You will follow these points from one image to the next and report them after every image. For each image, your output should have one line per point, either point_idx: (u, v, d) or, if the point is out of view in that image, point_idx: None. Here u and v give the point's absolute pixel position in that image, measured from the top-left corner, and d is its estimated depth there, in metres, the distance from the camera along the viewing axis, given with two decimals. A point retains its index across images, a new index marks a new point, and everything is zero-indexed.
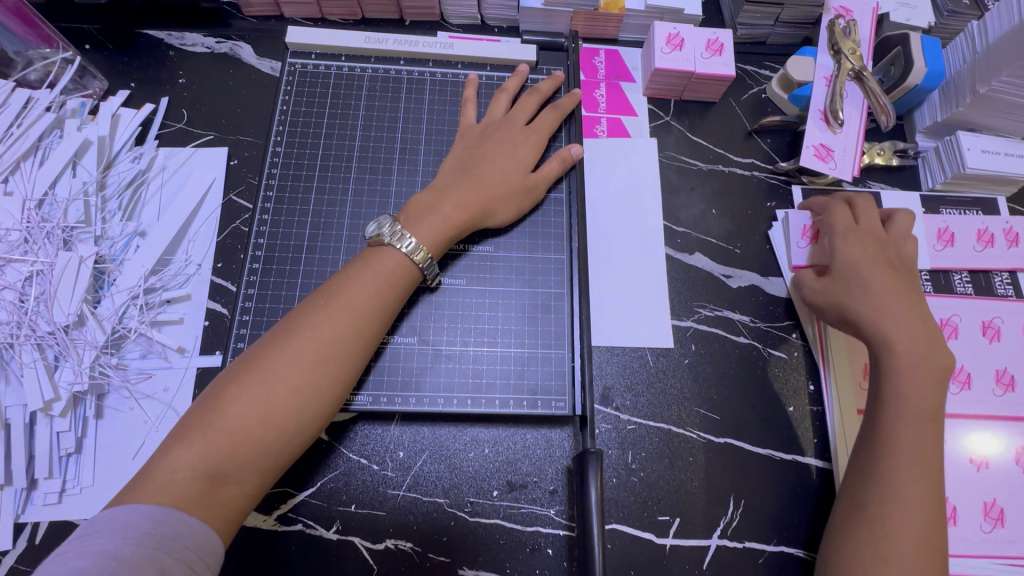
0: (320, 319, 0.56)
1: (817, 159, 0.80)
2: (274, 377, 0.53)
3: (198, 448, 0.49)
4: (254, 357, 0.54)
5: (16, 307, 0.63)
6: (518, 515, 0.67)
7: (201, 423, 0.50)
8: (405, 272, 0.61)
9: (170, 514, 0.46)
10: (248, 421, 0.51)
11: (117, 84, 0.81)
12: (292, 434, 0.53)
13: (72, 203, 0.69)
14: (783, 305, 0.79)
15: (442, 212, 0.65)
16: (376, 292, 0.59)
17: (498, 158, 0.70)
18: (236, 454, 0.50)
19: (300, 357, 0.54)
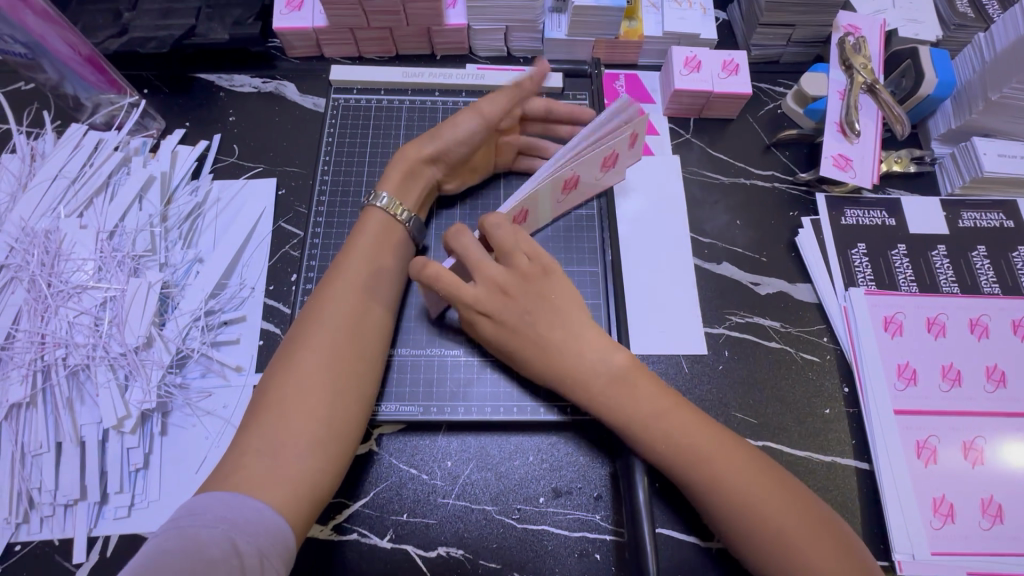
0: (332, 293, 0.63)
1: (837, 168, 0.83)
2: (308, 350, 0.59)
3: (260, 428, 0.55)
4: (288, 344, 0.60)
5: (91, 331, 0.68)
6: (564, 521, 0.68)
7: (259, 411, 0.56)
8: (394, 231, 0.69)
9: (243, 499, 0.50)
10: (296, 392, 0.56)
11: (175, 123, 0.88)
12: (338, 392, 0.58)
13: (139, 234, 0.74)
14: (812, 310, 0.82)
15: (405, 165, 0.71)
16: (375, 255, 0.66)
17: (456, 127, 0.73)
18: (295, 426, 0.55)
19: (323, 325, 0.60)
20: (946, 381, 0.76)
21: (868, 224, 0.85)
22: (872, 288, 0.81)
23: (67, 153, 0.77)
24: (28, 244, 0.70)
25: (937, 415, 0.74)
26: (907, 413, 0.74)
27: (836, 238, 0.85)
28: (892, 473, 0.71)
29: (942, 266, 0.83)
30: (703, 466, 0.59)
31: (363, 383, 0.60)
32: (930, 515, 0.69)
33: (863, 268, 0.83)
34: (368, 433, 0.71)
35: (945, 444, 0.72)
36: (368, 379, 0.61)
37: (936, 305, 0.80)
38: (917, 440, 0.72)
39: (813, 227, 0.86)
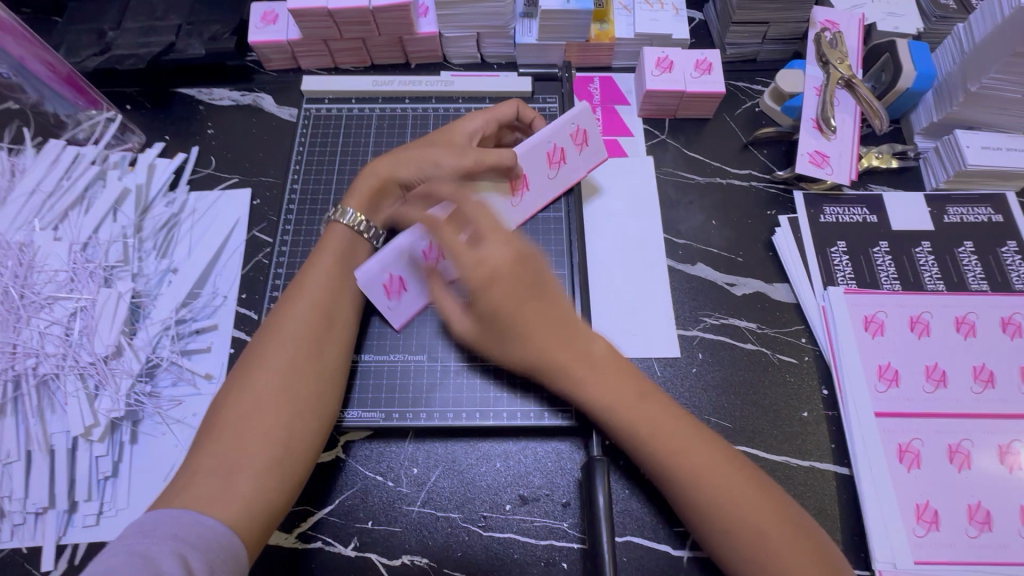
0: (293, 311, 0.63)
1: (813, 165, 0.82)
2: (266, 367, 0.58)
3: (215, 444, 0.54)
4: (247, 361, 0.60)
5: (62, 341, 0.69)
6: (531, 529, 0.67)
7: (214, 430, 0.55)
8: (356, 245, 0.70)
9: (193, 515, 0.50)
10: (253, 408, 0.56)
11: (155, 137, 0.90)
12: (297, 409, 0.58)
13: (112, 245, 0.75)
14: (790, 310, 0.80)
15: (366, 184, 0.71)
16: (339, 271, 0.67)
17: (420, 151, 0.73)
18: (250, 443, 0.55)
19: (283, 339, 0.61)
20: (930, 382, 0.73)
21: (848, 221, 0.83)
22: (852, 286, 0.79)
23: (45, 168, 0.79)
24: (5, 257, 0.72)
25: (920, 418, 0.71)
26: (888, 415, 0.71)
27: (815, 236, 0.82)
28: (872, 478, 0.68)
29: (926, 263, 0.81)
30: (677, 464, 0.57)
31: (323, 398, 0.60)
32: (913, 522, 0.66)
33: (843, 267, 0.80)
34: (335, 440, 0.71)
35: (930, 447, 0.69)
36: (330, 396, 0.61)
37: (920, 303, 0.77)
38: (899, 444, 0.70)
39: (791, 225, 0.84)
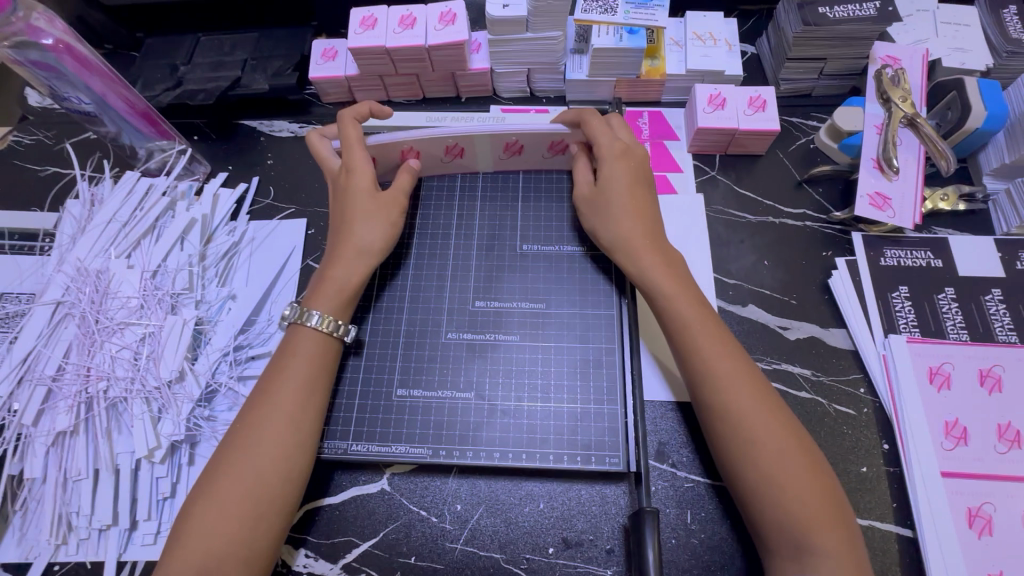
0: (258, 414, 0.62)
1: (873, 208, 0.79)
2: (228, 474, 0.59)
3: (179, 552, 0.55)
4: (212, 469, 0.60)
5: (131, 365, 0.73)
6: (574, 575, 0.66)
7: (180, 538, 0.56)
8: (326, 342, 0.68)
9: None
10: (208, 512, 0.57)
11: (219, 167, 0.95)
12: (258, 513, 0.58)
13: (179, 273, 0.79)
14: (847, 357, 0.76)
15: (332, 281, 0.70)
16: (308, 371, 0.65)
17: (360, 198, 0.73)
18: (221, 549, 0.56)
19: (250, 444, 0.60)
20: (1004, 442, 0.68)
21: (911, 265, 0.80)
22: (916, 335, 0.76)
23: (121, 198, 0.84)
24: (83, 283, 0.77)
25: (992, 480, 0.67)
26: (957, 475, 0.67)
27: (875, 281, 0.79)
28: (939, 543, 0.65)
29: (997, 312, 0.76)
30: (749, 448, 0.59)
31: (286, 500, 0.60)
32: None
33: (906, 314, 0.77)
34: (382, 472, 0.72)
35: (1003, 514, 0.65)
36: (291, 495, 0.60)
37: (991, 355, 0.73)
38: (969, 507, 0.66)
39: (849, 268, 0.81)
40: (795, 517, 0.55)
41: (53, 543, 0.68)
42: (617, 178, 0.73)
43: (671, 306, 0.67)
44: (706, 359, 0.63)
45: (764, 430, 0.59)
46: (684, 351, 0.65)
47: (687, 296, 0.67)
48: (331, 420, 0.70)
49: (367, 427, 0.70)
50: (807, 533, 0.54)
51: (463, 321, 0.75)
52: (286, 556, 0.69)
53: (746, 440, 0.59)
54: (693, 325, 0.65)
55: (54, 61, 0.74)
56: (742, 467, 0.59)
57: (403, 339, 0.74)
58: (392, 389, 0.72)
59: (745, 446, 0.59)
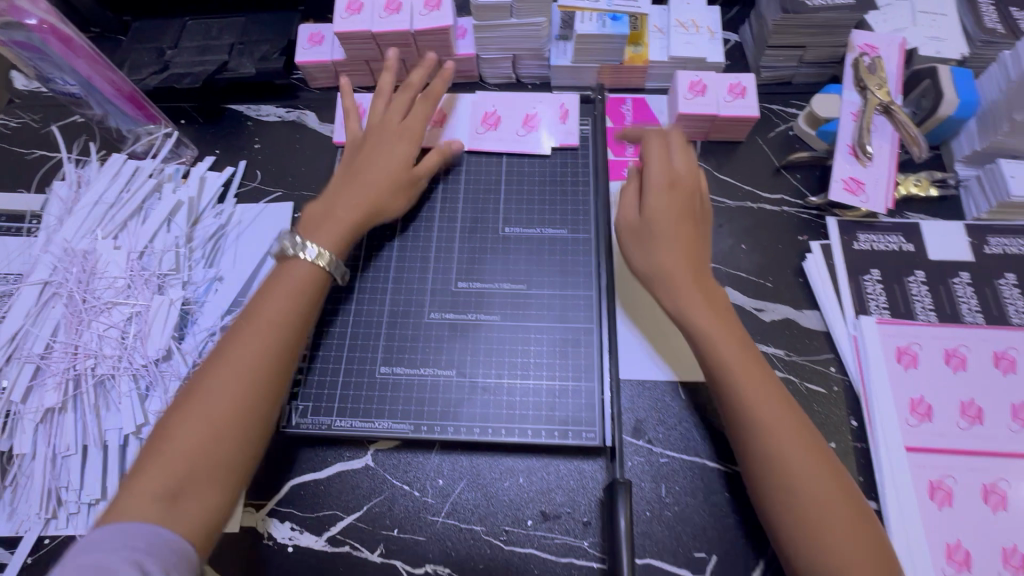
0: (243, 337, 0.62)
1: (847, 193, 0.81)
2: (210, 394, 0.59)
3: (147, 473, 0.55)
4: (193, 388, 0.60)
5: (118, 343, 0.74)
6: (552, 546, 0.68)
7: (156, 453, 0.56)
8: (315, 276, 0.67)
9: (144, 525, 0.52)
10: (181, 431, 0.57)
11: (206, 151, 0.95)
12: (227, 436, 0.58)
13: (166, 254, 0.80)
14: (820, 338, 0.79)
15: (339, 222, 0.71)
16: (295, 301, 0.65)
17: (387, 158, 0.76)
18: (198, 468, 0.56)
19: (232, 366, 0.60)
20: (966, 418, 0.71)
21: (883, 249, 0.82)
22: (885, 317, 0.78)
23: (108, 181, 0.85)
24: (70, 264, 0.78)
25: (954, 455, 0.69)
26: (919, 450, 0.70)
27: (847, 264, 0.82)
28: (900, 514, 0.67)
29: (965, 295, 0.79)
30: (769, 459, 0.61)
31: (256, 428, 0.60)
32: (942, 562, 0.65)
33: (877, 296, 0.79)
34: (365, 448, 0.74)
35: (962, 486, 0.68)
36: (263, 421, 0.60)
37: (957, 336, 0.76)
38: (930, 480, 0.69)
39: (823, 252, 0.83)
40: (809, 519, 0.58)
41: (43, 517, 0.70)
42: (666, 219, 0.73)
43: (685, 320, 0.69)
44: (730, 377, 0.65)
45: (788, 441, 0.61)
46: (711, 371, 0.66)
47: (715, 316, 0.68)
48: (317, 396, 0.72)
49: (350, 404, 0.72)
50: (818, 538, 0.58)
51: (446, 301, 0.76)
52: (271, 529, 0.70)
53: (772, 456, 0.61)
54: (717, 338, 0.67)
55: (39, 42, 0.74)
56: (757, 443, 0.62)
57: (387, 318, 0.76)
58: (376, 366, 0.73)
59: (746, 418, 0.63)
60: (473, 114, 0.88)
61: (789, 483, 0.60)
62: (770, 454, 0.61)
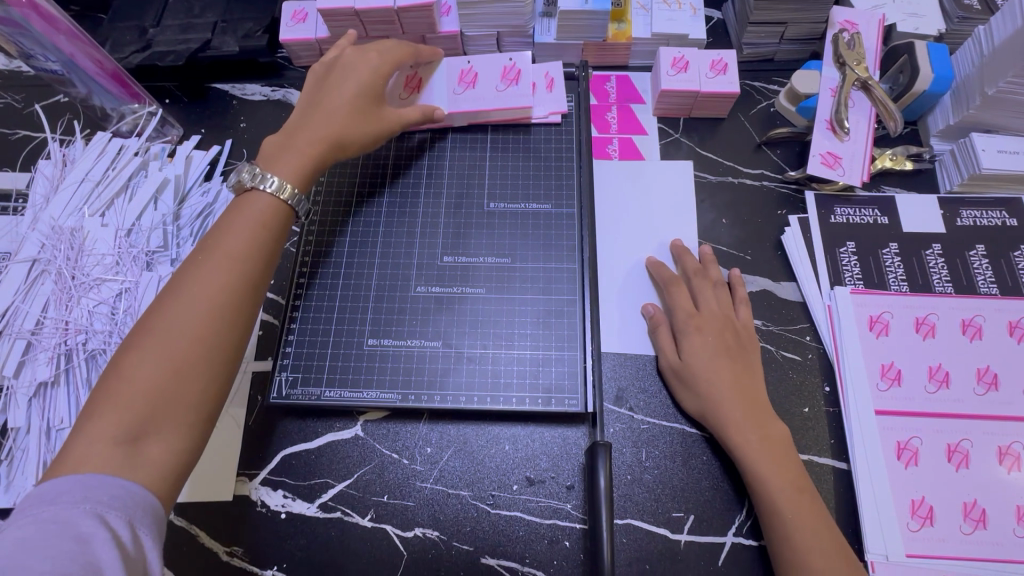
0: (201, 270, 0.59)
1: (825, 166, 0.83)
2: (170, 326, 0.56)
3: (105, 412, 0.51)
4: (149, 321, 0.57)
5: (108, 319, 0.75)
6: (536, 508, 0.71)
7: (110, 393, 0.52)
8: (277, 211, 0.66)
9: (111, 477, 0.49)
10: (137, 369, 0.53)
11: (192, 130, 0.95)
12: (188, 373, 0.55)
13: (153, 231, 0.81)
14: (796, 308, 0.81)
15: (298, 149, 0.70)
16: (255, 234, 0.63)
17: (346, 89, 0.74)
18: (160, 408, 0.53)
19: (191, 298, 0.57)
20: (933, 382, 0.74)
21: (858, 223, 0.84)
22: (859, 287, 0.80)
23: (94, 159, 0.85)
24: (58, 241, 0.79)
25: (921, 417, 0.73)
26: (888, 413, 0.73)
27: (824, 237, 0.84)
28: (869, 473, 0.70)
29: (937, 265, 0.81)
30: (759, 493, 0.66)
31: (221, 364, 0.57)
32: (907, 517, 0.68)
33: (852, 268, 0.82)
34: (355, 419, 0.76)
35: (928, 446, 0.71)
36: (227, 356, 0.58)
37: (927, 305, 0.79)
38: (898, 441, 0.72)
39: (801, 225, 0.85)
40: (807, 554, 0.62)
41: None
42: (700, 364, 0.73)
43: (691, 365, 0.73)
44: (725, 420, 0.70)
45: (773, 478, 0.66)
46: (705, 417, 0.71)
47: (721, 365, 0.72)
48: (305, 368, 0.74)
49: (338, 374, 0.73)
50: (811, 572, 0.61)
51: (432, 275, 0.78)
52: (265, 497, 0.73)
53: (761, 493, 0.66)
54: (718, 383, 0.71)
55: (20, 18, 0.74)
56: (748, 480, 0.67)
57: (375, 292, 0.77)
58: (363, 339, 0.75)
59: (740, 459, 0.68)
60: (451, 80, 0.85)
61: (776, 520, 0.64)
62: (766, 490, 0.66)
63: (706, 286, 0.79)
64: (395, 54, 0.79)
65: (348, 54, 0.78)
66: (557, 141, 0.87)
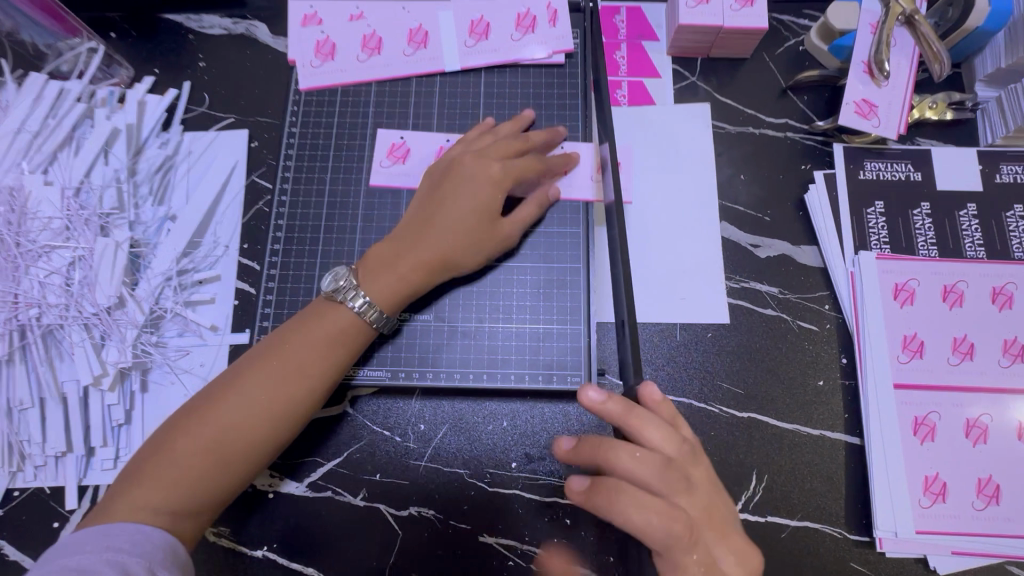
0: (267, 371, 0.60)
1: (858, 116, 0.75)
2: (224, 424, 0.58)
3: (145, 481, 0.56)
4: (208, 404, 0.59)
5: (63, 291, 0.68)
6: (537, 487, 0.68)
7: (157, 468, 0.57)
8: (357, 331, 0.63)
9: (132, 526, 0.54)
10: (182, 449, 0.57)
11: (143, 70, 0.83)
12: (224, 465, 0.58)
13: (106, 190, 0.72)
14: (816, 275, 0.75)
15: (400, 268, 0.64)
16: (324, 345, 0.62)
17: (465, 206, 0.65)
18: (192, 492, 0.57)
19: (247, 396, 0.59)
20: (956, 355, 0.70)
21: (889, 179, 0.77)
22: (885, 251, 0.74)
23: (29, 105, 0.75)
24: None
25: (941, 391, 0.69)
26: (907, 387, 0.69)
27: (850, 196, 0.77)
28: (883, 449, 0.68)
29: (969, 228, 0.75)
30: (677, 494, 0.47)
31: (257, 460, 0.60)
32: (919, 493, 0.66)
33: (878, 230, 0.75)
34: (343, 395, 0.71)
35: (946, 421, 0.68)
36: (267, 455, 0.60)
37: (956, 271, 0.73)
38: (915, 416, 0.68)
39: (827, 182, 0.77)
40: None
41: (7, 471, 0.67)
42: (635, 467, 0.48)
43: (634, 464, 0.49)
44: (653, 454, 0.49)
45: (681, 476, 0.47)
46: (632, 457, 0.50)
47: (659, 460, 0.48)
48: None
49: None
50: None
51: None
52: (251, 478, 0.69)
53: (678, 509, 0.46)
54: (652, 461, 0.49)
55: None
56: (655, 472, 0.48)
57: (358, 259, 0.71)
58: None
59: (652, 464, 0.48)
60: (459, 26, 0.77)
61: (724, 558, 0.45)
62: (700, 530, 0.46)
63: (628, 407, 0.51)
64: (516, 166, 0.67)
65: (464, 162, 0.67)
66: (560, 85, 0.76)
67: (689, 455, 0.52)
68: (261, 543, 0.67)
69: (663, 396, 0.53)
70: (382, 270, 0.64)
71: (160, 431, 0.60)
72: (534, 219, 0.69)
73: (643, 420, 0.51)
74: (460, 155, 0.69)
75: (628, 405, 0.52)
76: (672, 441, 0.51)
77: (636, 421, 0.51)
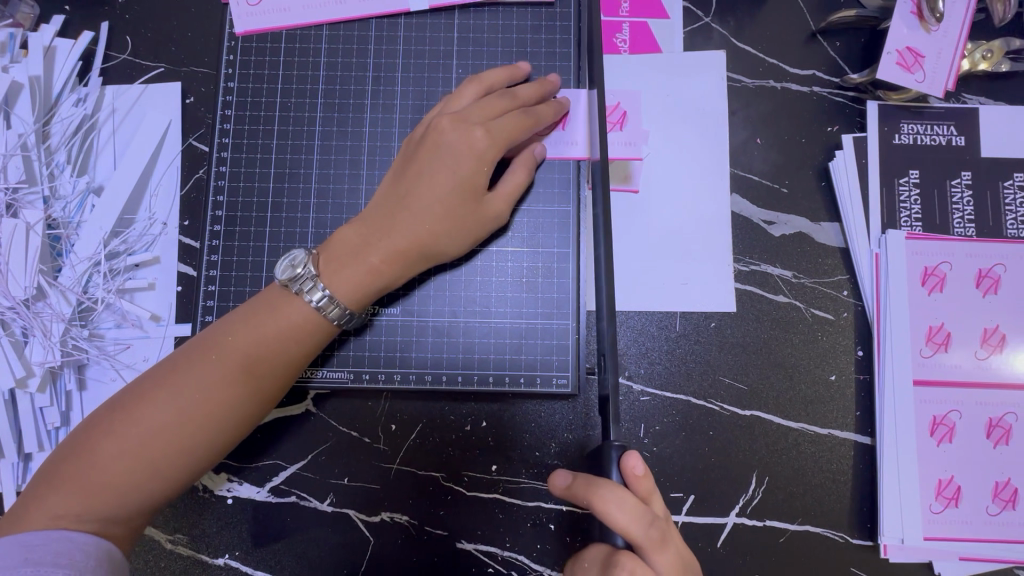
0: (210, 362, 0.51)
1: (899, 69, 0.63)
2: (158, 420, 0.49)
3: (62, 487, 0.47)
4: (140, 397, 0.50)
5: None
6: (519, 491, 0.63)
7: (77, 471, 0.48)
8: (315, 327, 0.54)
9: (57, 533, 0.46)
10: (104, 453, 0.48)
11: (49, 6, 0.69)
12: (156, 471, 0.49)
13: (10, 159, 0.62)
14: (836, 256, 0.66)
15: (368, 261, 0.55)
16: (280, 335, 0.53)
17: (446, 180, 0.55)
18: (121, 493, 0.48)
19: (186, 390, 0.50)
20: (985, 348, 0.63)
21: (927, 145, 0.67)
22: (917, 230, 0.65)
23: None
24: None
25: (963, 387, 0.63)
26: (927, 383, 0.63)
27: (882, 164, 0.67)
28: (896, 450, 0.62)
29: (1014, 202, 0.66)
30: None
31: (200, 461, 0.51)
32: (930, 497, 0.61)
33: (910, 204, 0.66)
34: (304, 395, 0.64)
35: (967, 420, 0.62)
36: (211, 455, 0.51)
37: (995, 253, 0.64)
38: (934, 415, 0.62)
39: (855, 147, 0.67)
40: None
41: None
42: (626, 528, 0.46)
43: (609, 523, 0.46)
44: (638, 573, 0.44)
45: None
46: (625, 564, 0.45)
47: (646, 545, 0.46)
48: None
49: None
50: None
51: None
52: (208, 482, 0.63)
53: None
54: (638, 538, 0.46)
55: None
56: None
57: (312, 243, 0.62)
58: None
59: None
60: None
61: None
62: None
63: (605, 488, 0.47)
64: (503, 133, 0.56)
65: (445, 128, 0.56)
66: (551, 28, 0.64)
67: (655, 541, 0.46)
68: (223, 548, 0.63)
69: (647, 471, 0.47)
70: (347, 263, 0.54)
71: (81, 426, 0.50)
72: (523, 186, 0.59)
73: (607, 501, 0.46)
74: (439, 117, 0.57)
75: (590, 484, 0.47)
76: (638, 523, 0.46)
77: (596, 504, 0.46)
